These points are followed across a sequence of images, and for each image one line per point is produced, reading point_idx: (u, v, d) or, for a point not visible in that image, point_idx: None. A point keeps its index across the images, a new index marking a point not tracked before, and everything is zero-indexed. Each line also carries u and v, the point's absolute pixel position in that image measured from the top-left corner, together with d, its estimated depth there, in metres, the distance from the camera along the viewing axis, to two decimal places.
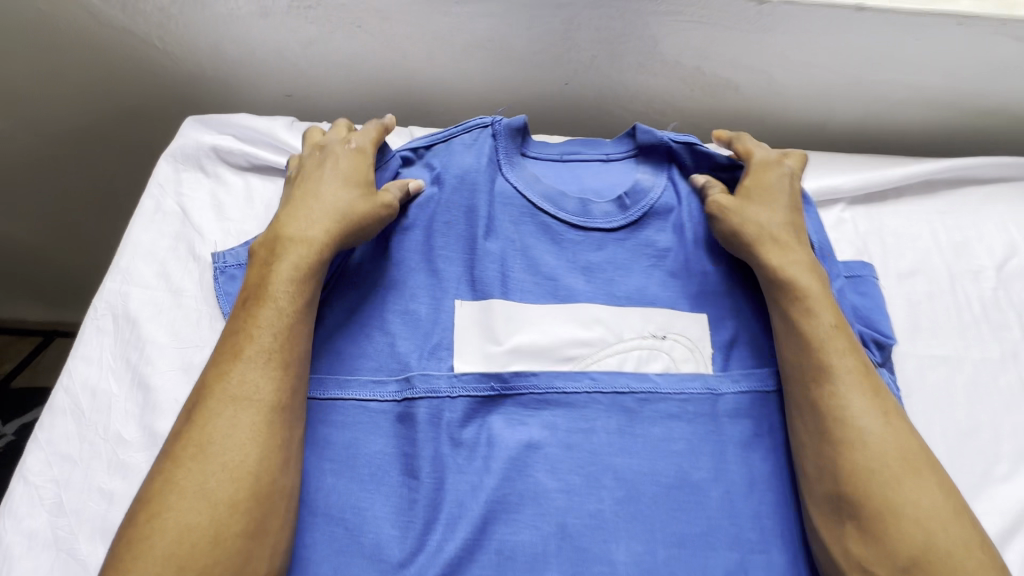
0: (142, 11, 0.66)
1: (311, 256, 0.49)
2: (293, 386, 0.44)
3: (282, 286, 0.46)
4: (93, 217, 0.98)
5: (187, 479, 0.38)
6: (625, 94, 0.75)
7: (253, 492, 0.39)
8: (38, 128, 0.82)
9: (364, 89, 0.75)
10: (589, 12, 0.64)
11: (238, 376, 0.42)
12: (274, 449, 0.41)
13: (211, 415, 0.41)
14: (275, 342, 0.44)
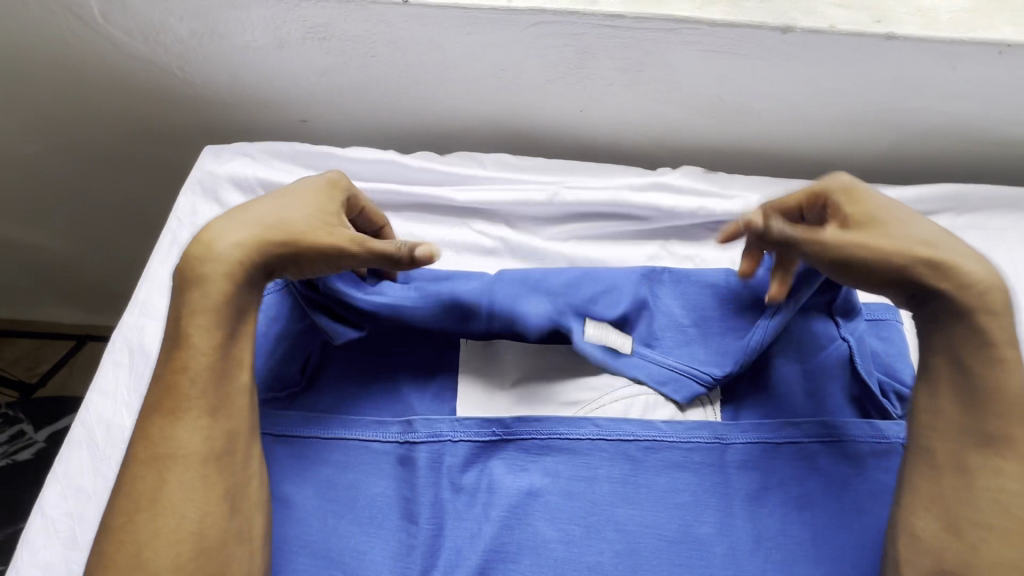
0: (163, 43, 0.68)
1: (227, 288, 0.45)
2: (225, 430, 0.43)
3: (198, 328, 0.44)
4: (121, 232, 1.01)
5: (144, 533, 0.40)
6: (642, 122, 0.73)
7: (201, 546, 0.40)
8: (69, 150, 0.85)
9: (378, 115, 0.75)
10: (604, 42, 0.63)
11: (166, 432, 0.42)
12: (214, 500, 0.41)
13: (144, 477, 0.41)
14: (196, 391, 0.43)
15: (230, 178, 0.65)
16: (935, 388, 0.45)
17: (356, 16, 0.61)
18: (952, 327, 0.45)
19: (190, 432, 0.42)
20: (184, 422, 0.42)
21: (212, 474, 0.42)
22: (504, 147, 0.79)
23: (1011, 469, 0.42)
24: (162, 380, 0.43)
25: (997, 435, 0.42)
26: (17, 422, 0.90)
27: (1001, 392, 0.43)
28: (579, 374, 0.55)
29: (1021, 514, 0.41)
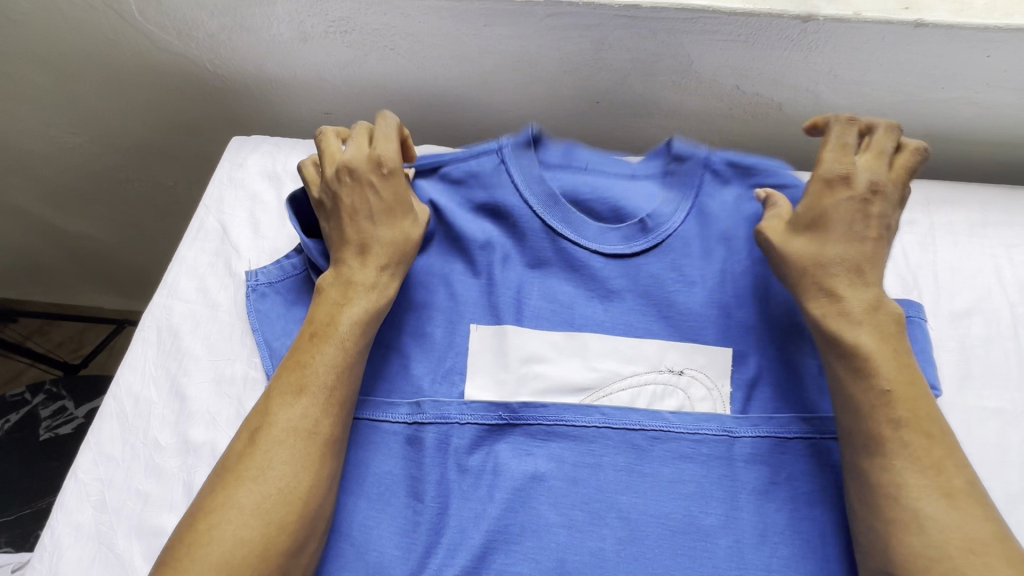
0: (195, 38, 0.71)
1: (378, 298, 0.51)
2: (344, 422, 0.47)
3: (347, 329, 0.49)
4: (162, 222, 1.07)
5: (245, 498, 0.42)
6: (659, 113, 0.73)
7: (303, 519, 0.43)
8: (111, 141, 0.90)
9: (396, 108, 0.77)
10: (619, 33, 0.62)
11: (302, 409, 0.45)
12: (323, 480, 0.45)
13: (272, 442, 0.44)
14: (336, 380, 0.47)
15: (255, 167, 0.68)
16: (831, 400, 0.50)
17: (376, 9, 0.63)
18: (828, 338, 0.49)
19: (322, 416, 0.46)
20: (317, 405, 0.46)
21: (326, 455, 0.45)
22: None
23: (899, 463, 0.44)
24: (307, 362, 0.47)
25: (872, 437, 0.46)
26: (59, 398, 0.98)
27: (879, 390, 0.46)
28: (588, 361, 0.55)
29: (921, 507, 0.43)
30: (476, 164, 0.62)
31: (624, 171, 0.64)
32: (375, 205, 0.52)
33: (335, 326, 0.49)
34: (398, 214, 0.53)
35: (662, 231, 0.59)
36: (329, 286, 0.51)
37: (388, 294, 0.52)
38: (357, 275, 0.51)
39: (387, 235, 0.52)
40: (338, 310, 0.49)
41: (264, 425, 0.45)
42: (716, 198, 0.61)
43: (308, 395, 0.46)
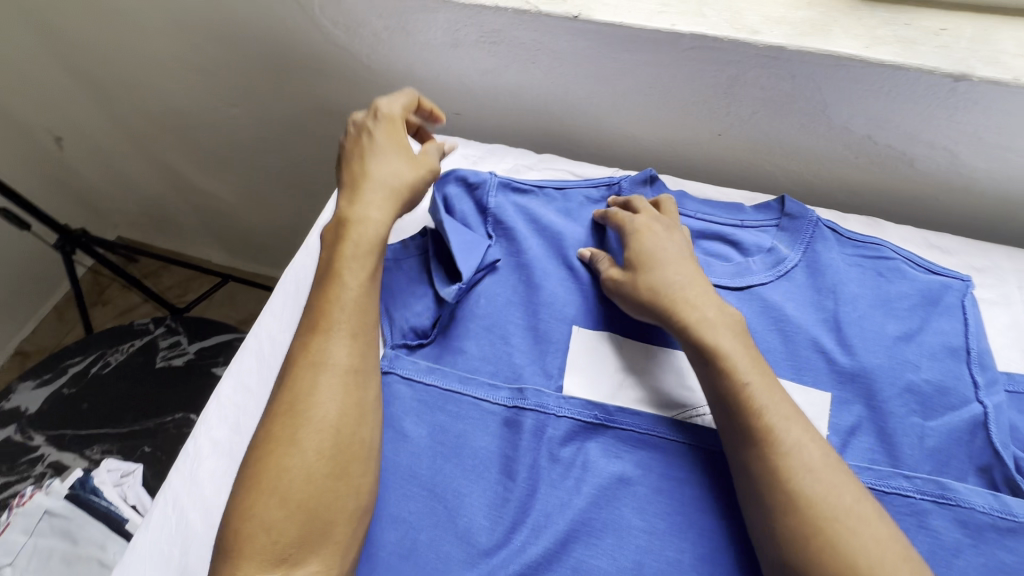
0: (360, 34, 0.79)
1: (374, 237, 0.56)
2: (363, 352, 0.51)
3: (350, 266, 0.54)
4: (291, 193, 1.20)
5: (281, 429, 0.47)
6: (780, 152, 0.73)
7: (337, 443, 0.47)
8: (263, 115, 1.02)
9: (521, 116, 0.82)
10: (758, 71, 0.64)
11: (317, 344, 0.50)
12: (348, 404, 0.48)
13: (297, 377, 0.49)
14: (344, 314, 0.51)
15: None
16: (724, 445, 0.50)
17: (528, 26, 0.68)
18: (705, 358, 0.51)
19: (338, 347, 0.50)
20: (331, 338, 0.50)
21: (348, 384, 0.49)
22: (634, 160, 0.82)
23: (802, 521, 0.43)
24: (316, 305, 0.52)
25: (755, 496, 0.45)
26: (175, 333, 1.11)
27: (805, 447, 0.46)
28: (685, 381, 0.57)
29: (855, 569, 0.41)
30: (595, 194, 0.70)
31: (734, 216, 0.68)
32: (371, 143, 0.61)
33: (338, 266, 0.54)
34: (394, 148, 0.61)
35: (767, 271, 0.63)
36: (328, 233, 0.57)
37: (377, 235, 0.56)
38: (349, 216, 0.56)
39: (380, 170, 0.60)
40: (337, 254, 0.55)
41: (289, 364, 0.50)
42: (826, 253, 0.63)
43: (320, 330, 0.51)
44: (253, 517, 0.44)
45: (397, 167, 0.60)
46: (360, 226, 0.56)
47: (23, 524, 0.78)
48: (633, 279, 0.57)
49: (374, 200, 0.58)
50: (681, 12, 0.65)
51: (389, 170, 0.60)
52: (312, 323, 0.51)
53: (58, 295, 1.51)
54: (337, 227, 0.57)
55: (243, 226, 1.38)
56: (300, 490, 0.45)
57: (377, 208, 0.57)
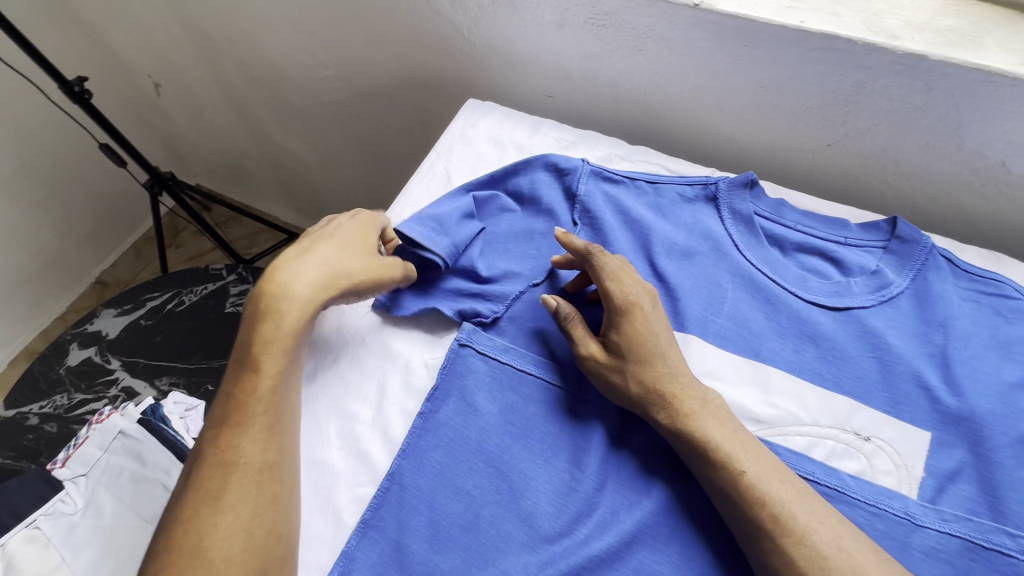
0: (465, 6, 0.78)
1: (300, 319, 0.52)
2: (278, 445, 0.49)
3: (270, 357, 0.51)
4: (368, 159, 1.22)
5: (190, 536, 0.44)
6: (894, 171, 0.68)
7: (254, 546, 0.45)
8: (353, 80, 1.03)
9: (616, 105, 0.79)
10: (889, 80, 0.60)
11: (233, 440, 0.48)
12: (264, 505, 0.47)
13: (206, 478, 0.46)
14: (262, 410, 0.49)
15: (484, 131, 0.75)
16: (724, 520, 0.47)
17: (643, 10, 0.66)
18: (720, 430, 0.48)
19: (251, 444, 0.48)
20: (246, 436, 0.48)
21: (269, 482, 0.48)
22: (729, 163, 0.78)
23: None
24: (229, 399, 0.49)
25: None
26: (245, 282, 1.15)
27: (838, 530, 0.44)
28: (768, 396, 0.55)
29: None
30: (691, 191, 0.67)
31: (838, 232, 0.63)
32: (334, 231, 0.58)
33: (253, 358, 0.51)
34: (355, 244, 0.58)
35: (870, 294, 0.59)
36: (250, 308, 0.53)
37: (307, 314, 0.53)
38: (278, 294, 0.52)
39: (323, 253, 0.56)
40: (255, 339, 0.51)
41: (201, 460, 0.48)
42: (939, 284, 0.58)
43: (236, 426, 0.48)
44: None
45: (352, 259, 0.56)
46: (286, 305, 0.52)
47: (99, 440, 0.83)
48: (625, 373, 0.51)
49: (307, 271, 0.54)
50: (813, 9, 0.61)
51: (337, 256, 0.56)
52: (229, 418, 0.49)
53: (137, 232, 1.59)
54: (262, 298, 0.52)
55: (316, 188, 1.42)
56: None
57: (311, 287, 0.53)
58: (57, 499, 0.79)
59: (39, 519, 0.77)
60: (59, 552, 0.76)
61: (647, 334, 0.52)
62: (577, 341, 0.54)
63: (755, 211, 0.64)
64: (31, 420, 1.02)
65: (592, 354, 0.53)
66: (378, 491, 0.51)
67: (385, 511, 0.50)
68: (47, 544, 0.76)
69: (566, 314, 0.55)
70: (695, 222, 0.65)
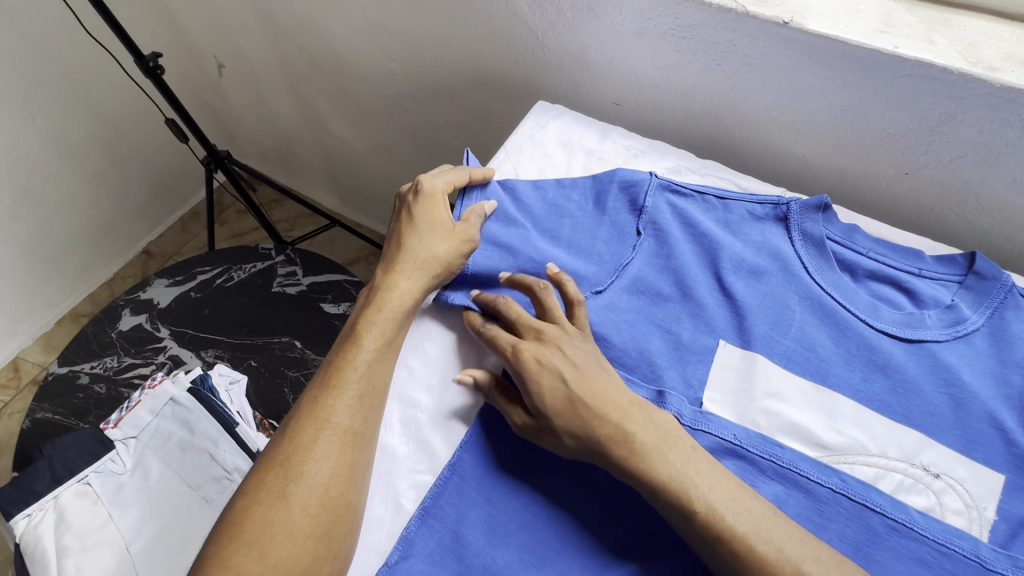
0: (544, 9, 0.79)
1: (401, 305, 0.57)
2: (366, 416, 0.52)
3: (371, 333, 0.55)
4: (421, 152, 1.24)
5: (274, 480, 0.47)
6: (973, 205, 0.67)
7: (324, 502, 0.47)
8: (417, 74, 1.05)
9: (685, 118, 0.79)
10: (981, 112, 0.59)
11: (325, 400, 0.51)
12: (341, 466, 0.48)
13: (299, 429, 0.50)
14: (357, 377, 0.53)
15: (554, 133, 0.76)
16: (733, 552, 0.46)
17: (728, 25, 0.66)
18: None
19: (343, 407, 0.51)
20: (339, 398, 0.51)
21: (350, 448, 0.49)
22: (797, 183, 0.77)
23: None
24: (330, 363, 0.54)
25: (749, 561, 0.43)
26: (293, 263, 1.17)
27: None
28: (835, 422, 0.54)
29: None
30: (760, 210, 0.66)
31: (912, 262, 0.62)
32: (415, 219, 0.62)
33: (359, 331, 0.56)
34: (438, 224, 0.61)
35: (945, 328, 0.57)
36: (364, 298, 0.59)
37: (407, 303, 0.58)
38: (386, 286, 0.58)
39: (418, 247, 0.60)
40: (365, 319, 0.57)
41: (296, 414, 0.51)
42: (1019, 324, 0.57)
43: (330, 388, 0.52)
44: (229, 567, 0.44)
45: (427, 241, 0.60)
46: (392, 298, 0.57)
47: (150, 404, 0.85)
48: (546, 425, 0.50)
49: (406, 271, 0.59)
50: (907, 35, 0.60)
51: (427, 246, 0.60)
52: (327, 381, 0.52)
53: (187, 207, 1.64)
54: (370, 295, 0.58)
55: (365, 177, 1.44)
56: (281, 546, 0.44)
57: (413, 280, 0.59)
58: (108, 459, 0.82)
59: (90, 476, 0.80)
60: (107, 510, 0.78)
61: (547, 380, 0.50)
62: (503, 411, 0.53)
63: (827, 235, 0.63)
64: (82, 379, 1.05)
65: (519, 417, 0.51)
66: (438, 479, 0.52)
67: (445, 501, 0.51)
68: (96, 500, 0.78)
69: (481, 382, 0.54)
70: (764, 241, 0.64)
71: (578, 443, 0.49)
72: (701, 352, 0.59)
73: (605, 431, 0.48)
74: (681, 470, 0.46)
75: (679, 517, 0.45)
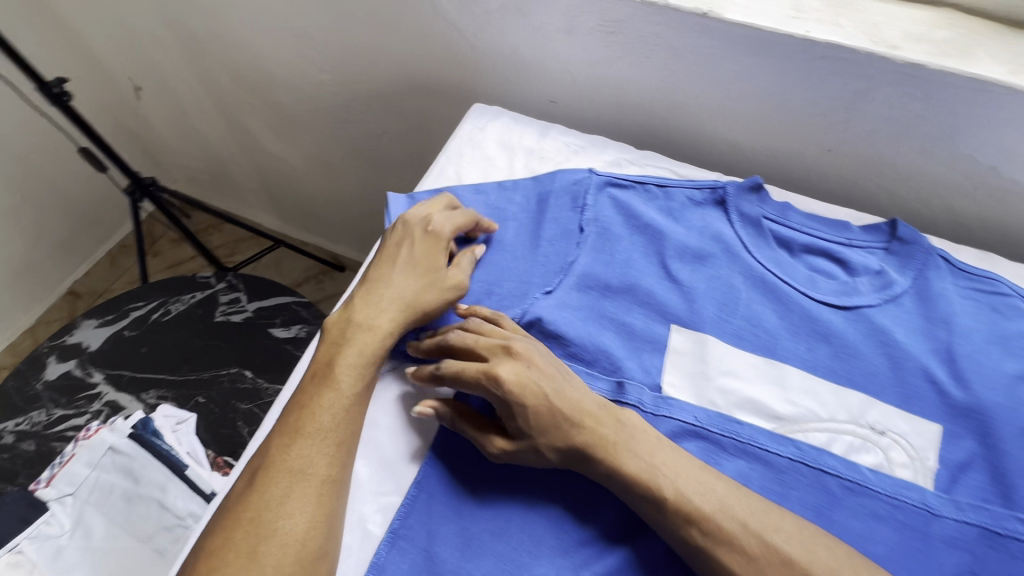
0: (472, 12, 0.78)
1: (376, 343, 0.55)
2: (342, 461, 0.49)
3: (346, 372, 0.53)
4: (361, 164, 1.20)
5: (244, 540, 0.44)
6: (891, 175, 0.71)
7: (302, 559, 0.44)
8: (350, 84, 1.02)
9: (620, 111, 0.80)
10: (889, 89, 0.63)
11: (297, 449, 0.48)
12: (318, 519, 0.46)
13: (270, 482, 0.47)
14: (332, 422, 0.50)
15: (494, 135, 0.75)
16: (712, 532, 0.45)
17: (653, 18, 0.67)
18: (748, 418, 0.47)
19: (319, 455, 0.48)
20: (313, 445, 0.48)
21: (326, 497, 0.47)
22: (731, 168, 0.80)
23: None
24: (302, 405, 0.50)
25: (719, 538, 0.44)
26: (236, 289, 1.11)
27: None
28: (787, 393, 0.57)
29: None
30: (699, 195, 0.68)
31: (841, 234, 0.65)
32: (408, 254, 0.60)
33: (333, 370, 0.53)
34: (426, 266, 0.59)
35: (876, 293, 0.61)
36: (332, 330, 0.56)
37: (381, 342, 0.55)
38: (357, 320, 0.55)
39: (398, 284, 0.57)
40: (336, 356, 0.54)
41: (265, 464, 0.48)
42: (939, 282, 0.61)
43: (303, 435, 0.49)
44: None
45: (408, 280, 0.58)
46: (367, 336, 0.55)
47: (87, 456, 0.79)
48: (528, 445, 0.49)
49: (382, 308, 0.56)
50: (816, 20, 0.64)
51: (407, 287, 0.57)
52: (298, 426, 0.49)
53: (114, 240, 1.53)
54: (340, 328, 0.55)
55: (306, 195, 1.39)
56: None
57: (389, 317, 0.56)
58: (42, 522, 0.75)
59: (23, 543, 0.73)
60: None
61: (533, 397, 0.49)
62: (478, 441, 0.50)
63: (763, 214, 0.66)
64: (5, 438, 0.96)
65: (499, 445, 0.50)
66: (405, 499, 0.50)
67: (414, 520, 0.49)
68: (32, 568, 0.72)
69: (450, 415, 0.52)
70: (706, 225, 0.66)
71: (542, 444, 0.49)
72: (656, 339, 0.60)
73: (570, 429, 0.48)
74: (646, 458, 0.47)
75: (649, 505, 0.46)
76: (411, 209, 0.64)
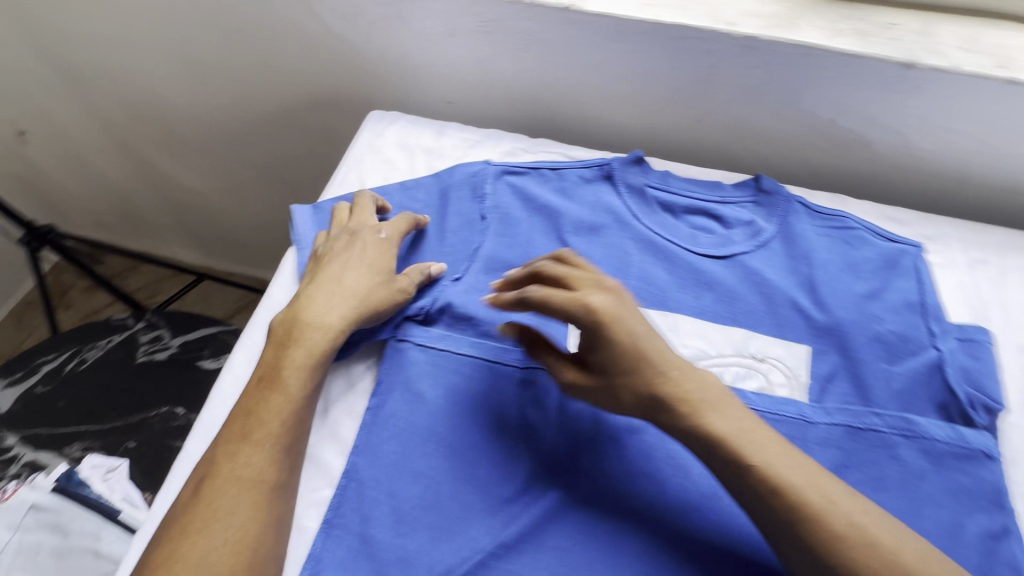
0: (357, 24, 0.81)
1: (325, 343, 0.56)
2: (290, 466, 0.51)
3: (294, 375, 0.54)
4: (274, 185, 1.19)
5: (192, 551, 0.45)
6: (753, 137, 0.79)
7: (252, 563, 0.46)
8: (249, 105, 1.02)
9: (511, 105, 0.85)
10: (735, 61, 0.71)
11: (245, 457, 0.49)
12: (267, 524, 0.48)
13: (218, 492, 0.48)
14: (279, 427, 0.51)
15: (392, 138, 0.78)
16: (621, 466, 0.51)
17: (524, 15, 0.72)
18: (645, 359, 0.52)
19: (267, 461, 0.50)
20: (262, 452, 0.50)
21: (274, 502, 0.49)
22: (620, 147, 0.87)
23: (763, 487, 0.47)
24: (250, 412, 0.51)
25: None
26: (156, 327, 1.07)
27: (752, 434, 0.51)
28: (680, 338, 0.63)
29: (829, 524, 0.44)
30: (589, 172, 0.74)
31: (717, 192, 0.72)
32: (357, 256, 0.62)
33: (281, 374, 0.54)
34: (376, 266, 0.62)
35: (748, 240, 0.68)
36: (279, 332, 0.57)
37: (332, 340, 0.56)
38: (306, 321, 0.57)
39: (349, 282, 0.60)
40: (283, 360, 0.55)
41: (211, 474, 0.49)
42: (799, 225, 0.69)
43: (251, 442, 0.50)
44: None
45: (358, 278, 0.60)
46: (322, 335, 0.56)
47: (8, 518, 0.76)
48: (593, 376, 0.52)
49: (335, 306, 0.58)
50: (666, 6, 0.71)
51: (360, 285, 0.60)
52: (245, 434, 0.51)
53: (17, 296, 1.43)
54: (286, 330, 0.56)
55: (223, 223, 1.36)
56: None
57: (339, 315, 0.57)
58: None
59: None
60: None
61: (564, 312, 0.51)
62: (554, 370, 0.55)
63: (646, 183, 0.72)
64: None
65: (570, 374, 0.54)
66: (336, 490, 0.52)
67: (347, 508, 0.52)
68: None
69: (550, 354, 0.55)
70: (597, 199, 0.72)
71: None
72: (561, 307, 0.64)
73: None
74: None
75: None
76: (348, 218, 0.67)
